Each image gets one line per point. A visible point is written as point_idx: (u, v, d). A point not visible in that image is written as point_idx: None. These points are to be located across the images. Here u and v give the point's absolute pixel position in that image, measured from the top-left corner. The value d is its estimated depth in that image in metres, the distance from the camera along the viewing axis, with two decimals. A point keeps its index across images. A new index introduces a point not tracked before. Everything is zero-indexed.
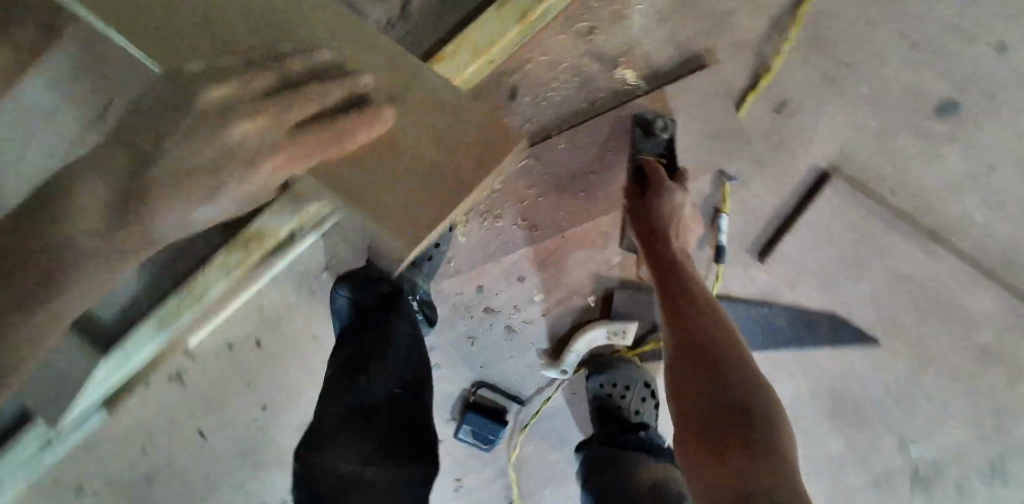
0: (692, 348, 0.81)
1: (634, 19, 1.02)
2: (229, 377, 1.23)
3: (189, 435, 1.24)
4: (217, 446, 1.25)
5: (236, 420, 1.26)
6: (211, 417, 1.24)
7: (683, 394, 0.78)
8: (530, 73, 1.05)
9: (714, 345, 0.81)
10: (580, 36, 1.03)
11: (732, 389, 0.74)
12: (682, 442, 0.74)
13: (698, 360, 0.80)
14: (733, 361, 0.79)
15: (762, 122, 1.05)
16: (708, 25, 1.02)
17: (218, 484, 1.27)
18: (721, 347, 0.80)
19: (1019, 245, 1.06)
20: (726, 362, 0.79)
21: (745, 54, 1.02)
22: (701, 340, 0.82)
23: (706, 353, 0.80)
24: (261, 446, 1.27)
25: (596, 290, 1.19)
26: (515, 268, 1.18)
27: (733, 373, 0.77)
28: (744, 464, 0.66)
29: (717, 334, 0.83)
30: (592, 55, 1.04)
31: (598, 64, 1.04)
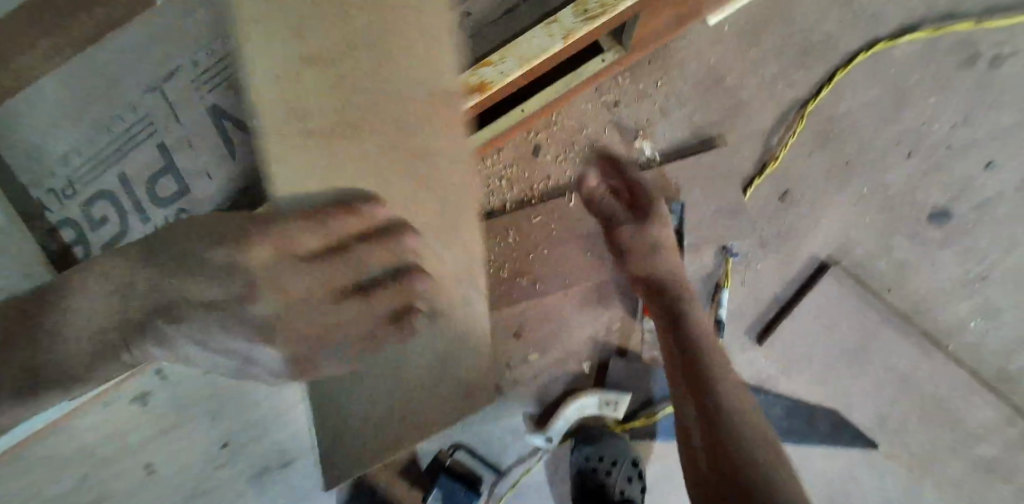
0: (692, 376, 0.93)
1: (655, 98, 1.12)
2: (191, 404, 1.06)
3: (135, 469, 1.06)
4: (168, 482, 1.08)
5: (191, 455, 1.08)
6: (163, 448, 1.07)
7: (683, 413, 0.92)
8: (555, 136, 1.14)
9: (712, 375, 0.93)
10: (604, 107, 1.13)
11: (726, 421, 0.87)
12: (692, 450, 0.88)
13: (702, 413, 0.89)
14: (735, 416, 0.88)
15: (766, 208, 1.11)
16: (721, 113, 1.12)
17: None
18: (715, 376, 0.93)
19: (1013, 358, 1.08)
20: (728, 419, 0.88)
21: (754, 143, 1.11)
22: (699, 369, 0.93)
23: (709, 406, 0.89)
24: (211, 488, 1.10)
25: (590, 353, 1.18)
26: (514, 322, 1.17)
27: (728, 405, 0.90)
28: (740, 496, 0.78)
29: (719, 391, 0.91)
30: (614, 126, 1.13)
31: (617, 135, 1.13)
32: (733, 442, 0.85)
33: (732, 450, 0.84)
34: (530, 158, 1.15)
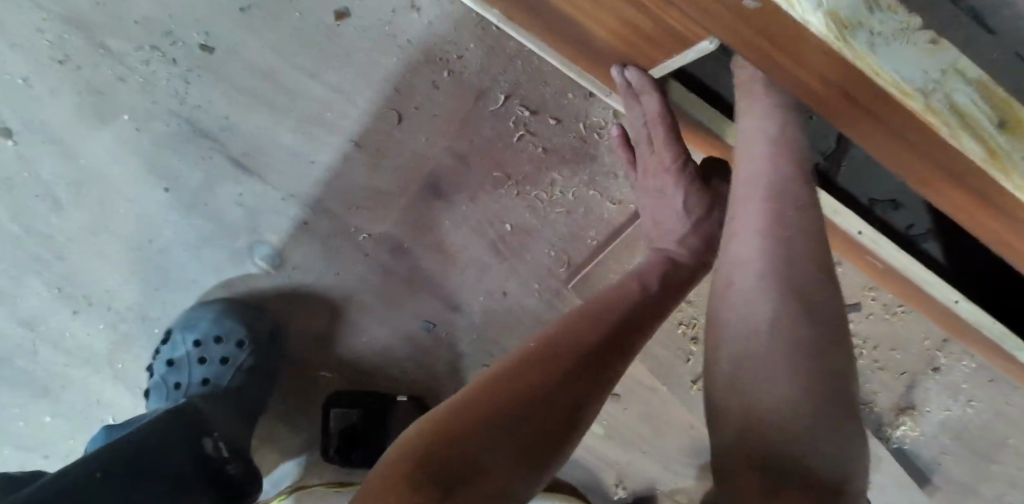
0: (769, 246, 0.47)
1: (957, 405, 0.87)
2: None
3: None
4: (128, 33, 0.73)
5: (202, 21, 0.73)
6: None
7: (778, 366, 0.44)
8: (877, 322, 0.85)
9: (801, 240, 0.47)
10: (929, 359, 0.86)
11: (782, 363, 0.44)
12: (738, 381, 0.46)
13: (820, 320, 0.45)
14: (785, 215, 0.48)
15: None
16: (960, 481, 0.90)
17: (86, 64, 0.73)
18: (803, 258, 0.46)
19: None
20: (750, 214, 0.48)
21: None
22: (776, 254, 0.46)
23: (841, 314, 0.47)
24: (110, 83, 0.74)
25: (636, 488, 0.87)
26: (625, 385, 0.84)
27: (784, 327, 0.45)
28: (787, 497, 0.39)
29: (813, 280, 0.46)
30: (910, 381, 0.87)
31: (900, 389, 0.87)
32: (842, 398, 0.44)
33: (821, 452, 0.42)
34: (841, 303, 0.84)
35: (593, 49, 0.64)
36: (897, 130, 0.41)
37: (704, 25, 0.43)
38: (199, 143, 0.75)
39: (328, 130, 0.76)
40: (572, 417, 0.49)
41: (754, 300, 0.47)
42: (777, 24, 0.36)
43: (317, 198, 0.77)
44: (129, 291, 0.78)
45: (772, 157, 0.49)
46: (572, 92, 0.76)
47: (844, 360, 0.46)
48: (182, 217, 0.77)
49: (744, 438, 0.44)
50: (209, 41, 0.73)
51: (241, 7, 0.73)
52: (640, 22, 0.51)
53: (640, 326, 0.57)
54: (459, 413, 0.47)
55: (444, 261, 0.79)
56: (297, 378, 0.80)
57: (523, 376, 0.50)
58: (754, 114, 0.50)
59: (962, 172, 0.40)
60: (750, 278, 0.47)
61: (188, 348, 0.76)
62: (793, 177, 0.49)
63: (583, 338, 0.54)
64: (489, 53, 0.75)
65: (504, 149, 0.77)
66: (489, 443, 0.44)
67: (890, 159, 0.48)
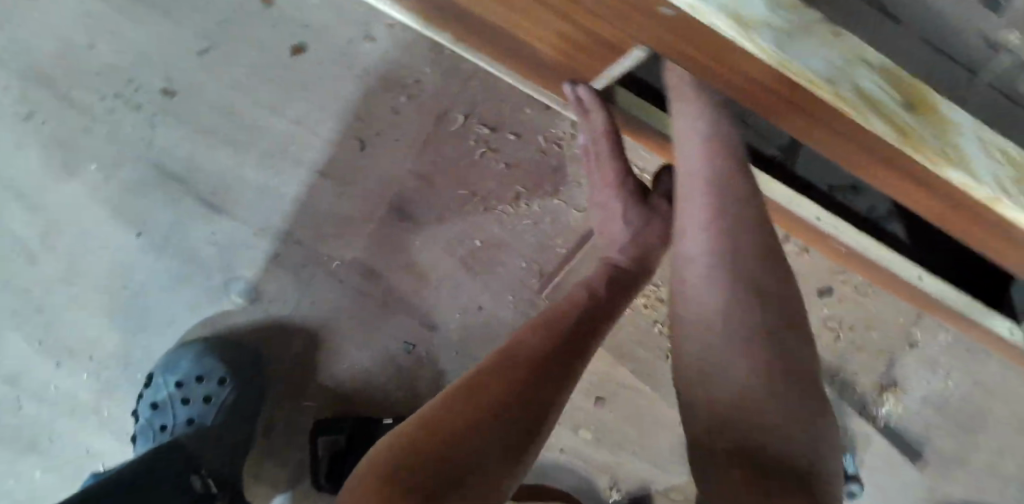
0: (715, 240, 0.48)
1: (936, 379, 0.89)
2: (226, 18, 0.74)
3: (74, 38, 0.73)
4: (89, 84, 0.74)
5: (160, 66, 0.74)
6: (139, 38, 0.74)
7: (730, 354, 0.45)
8: (850, 305, 0.86)
9: (746, 231, 0.48)
10: (904, 336, 0.87)
11: (735, 351, 0.45)
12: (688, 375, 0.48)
13: (772, 305, 0.47)
14: (727, 208, 0.49)
15: None
16: (949, 454, 0.90)
17: (50, 116, 0.74)
18: (750, 248, 0.48)
19: None
20: (695, 210, 0.49)
21: (931, 498, 0.91)
22: (722, 247, 0.48)
23: (793, 299, 0.48)
24: (75, 133, 0.75)
25: (629, 490, 0.87)
26: (608, 389, 0.84)
27: (737, 317, 0.46)
28: (747, 477, 0.41)
29: (761, 269, 0.47)
30: (889, 360, 0.88)
31: (880, 368, 0.88)
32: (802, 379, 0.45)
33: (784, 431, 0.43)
34: (811, 289, 0.85)
35: (542, 61, 0.66)
36: (821, 118, 0.43)
37: (632, 31, 0.45)
38: (167, 185, 0.76)
39: (293, 163, 0.77)
40: (536, 420, 0.52)
41: (706, 293, 0.47)
42: (692, 27, 0.38)
43: (287, 229, 0.78)
44: (110, 338, 0.79)
45: (709, 151, 0.51)
46: (528, 105, 0.78)
47: (799, 343, 0.47)
48: (156, 260, 0.78)
49: (706, 423, 0.45)
50: (169, 85, 0.75)
51: (199, 49, 0.74)
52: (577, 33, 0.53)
53: (596, 324, 0.59)
54: (424, 430, 0.49)
55: (418, 280, 0.80)
56: (279, 410, 0.80)
57: (489, 386, 0.52)
58: (690, 113, 0.52)
59: (887, 152, 0.42)
60: (700, 273, 0.48)
61: (170, 389, 0.76)
62: (729, 171, 0.50)
63: (542, 342, 0.56)
64: (445, 75, 0.77)
65: (467, 166, 0.78)
66: (453, 454, 0.47)
67: (827, 146, 0.49)
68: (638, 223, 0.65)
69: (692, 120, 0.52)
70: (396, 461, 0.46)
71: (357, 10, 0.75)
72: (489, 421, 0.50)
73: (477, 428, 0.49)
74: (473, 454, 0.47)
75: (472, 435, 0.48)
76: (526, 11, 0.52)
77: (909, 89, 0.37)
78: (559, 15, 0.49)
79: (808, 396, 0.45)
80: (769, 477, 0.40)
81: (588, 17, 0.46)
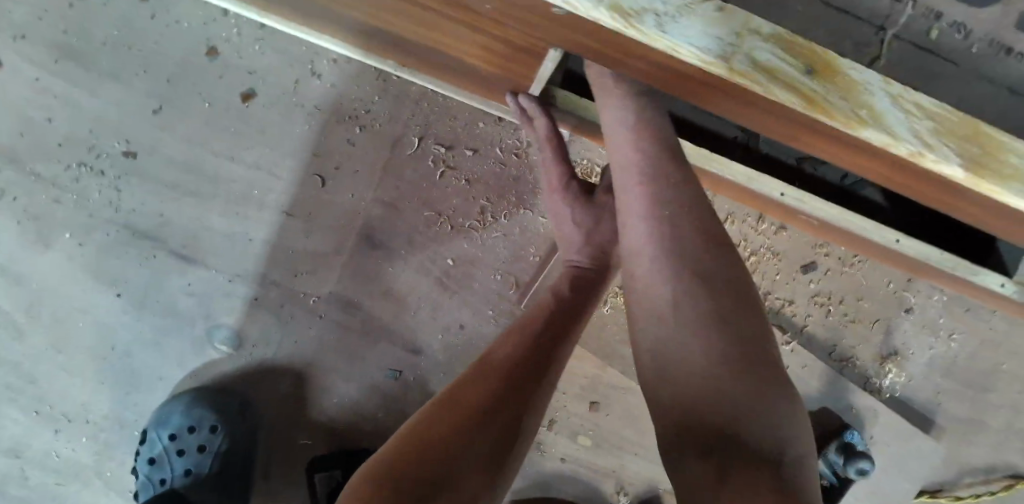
0: (656, 229, 0.47)
1: (939, 341, 0.86)
2: (178, 74, 0.76)
3: (35, 112, 0.75)
4: (54, 155, 0.76)
5: (120, 129, 0.76)
6: (96, 104, 0.76)
7: (692, 341, 0.43)
8: (836, 278, 0.84)
9: (685, 217, 0.47)
10: (898, 302, 0.85)
11: (695, 336, 0.43)
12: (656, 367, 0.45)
13: (722, 288, 0.45)
14: (662, 196, 0.48)
15: None
16: (962, 417, 0.87)
17: (20, 190, 0.76)
18: (691, 233, 0.46)
19: None
20: (630, 202, 0.49)
21: (950, 464, 0.88)
22: (664, 236, 0.47)
23: (746, 278, 0.46)
24: (45, 204, 0.77)
25: (637, 493, 0.85)
26: (601, 392, 0.83)
27: (688, 304, 0.44)
28: (726, 470, 0.38)
29: (705, 252, 0.46)
30: (885, 328, 0.85)
31: (877, 337, 0.85)
32: (763, 360, 0.43)
33: (756, 418, 0.40)
34: (794, 266, 0.83)
35: (482, 76, 0.67)
36: (733, 97, 0.43)
37: (541, 35, 0.45)
38: (140, 244, 0.78)
39: (258, 206, 0.78)
40: (513, 425, 0.50)
41: (653, 283, 0.46)
42: (582, 21, 0.38)
43: (261, 272, 0.79)
44: (103, 400, 0.80)
45: (637, 141, 0.51)
46: (482, 120, 0.78)
47: (757, 325, 0.44)
48: (138, 318, 0.79)
49: (679, 413, 0.43)
50: (130, 146, 0.76)
51: (155, 107, 0.76)
52: (498, 43, 0.53)
53: (565, 325, 0.59)
54: (402, 441, 0.47)
55: (396, 306, 0.80)
56: (271, 452, 0.81)
57: (461, 400, 0.50)
58: (616, 108, 0.52)
59: (804, 119, 0.41)
60: (643, 264, 0.47)
61: (164, 443, 0.78)
62: (661, 158, 0.50)
63: (511, 352, 0.55)
64: (395, 101, 0.78)
65: (428, 188, 0.79)
66: (432, 461, 0.44)
67: (754, 120, 0.49)
68: (598, 219, 0.65)
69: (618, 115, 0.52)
70: (368, 482, 0.43)
71: (300, 51, 0.76)
72: (468, 427, 0.48)
73: (458, 434, 0.47)
74: (457, 459, 0.45)
75: (452, 444, 0.46)
76: (446, 28, 0.53)
77: (806, 54, 0.37)
78: (476, 27, 0.50)
79: (774, 380, 0.42)
80: (745, 468, 0.38)
81: (498, 25, 0.47)
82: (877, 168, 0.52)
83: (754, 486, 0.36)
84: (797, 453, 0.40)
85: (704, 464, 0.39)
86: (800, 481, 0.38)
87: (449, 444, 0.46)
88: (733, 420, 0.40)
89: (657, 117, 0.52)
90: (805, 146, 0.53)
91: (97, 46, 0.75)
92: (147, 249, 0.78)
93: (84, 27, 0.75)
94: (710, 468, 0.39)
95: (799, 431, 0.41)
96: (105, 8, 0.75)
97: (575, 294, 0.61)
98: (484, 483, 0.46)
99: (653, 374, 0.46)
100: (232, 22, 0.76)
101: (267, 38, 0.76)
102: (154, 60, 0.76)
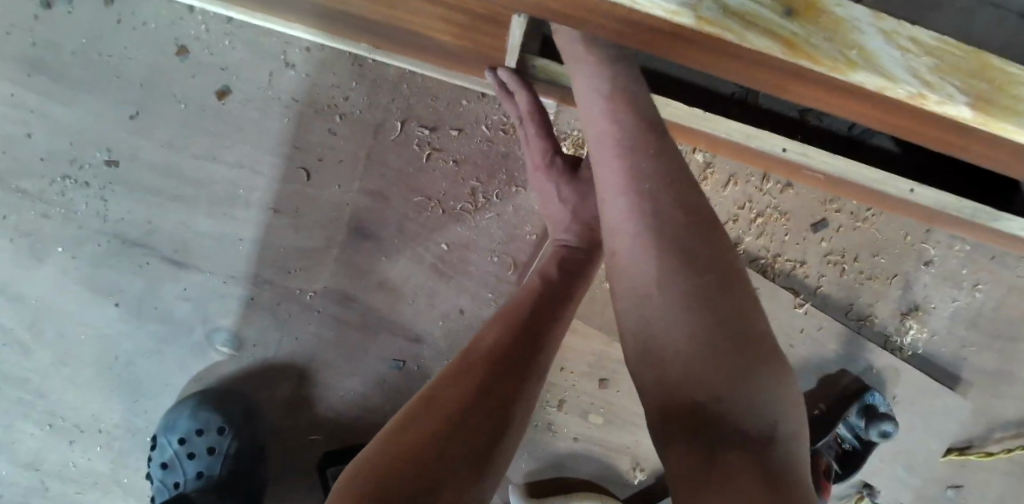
0: (634, 206, 0.45)
1: (962, 293, 0.82)
2: (151, 76, 0.74)
3: (12, 128, 0.74)
4: (36, 170, 0.75)
5: (99, 137, 0.75)
6: (73, 114, 0.74)
7: (677, 324, 0.42)
8: (849, 235, 0.80)
9: (663, 191, 0.45)
10: (916, 255, 0.81)
11: (677, 318, 0.42)
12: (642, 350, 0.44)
13: (704, 264, 0.43)
14: (638, 170, 0.46)
15: (939, 490, 0.86)
16: (991, 369, 0.84)
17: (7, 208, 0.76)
18: (670, 208, 0.45)
19: None
20: (607, 178, 0.47)
21: (980, 419, 0.84)
22: (642, 213, 0.45)
23: (728, 252, 0.45)
24: (33, 220, 0.76)
25: (653, 468, 0.84)
26: (609, 369, 0.81)
27: (669, 284, 0.43)
28: (721, 463, 0.38)
29: (686, 227, 0.44)
30: (904, 283, 0.81)
31: (895, 293, 0.82)
32: (751, 338, 0.42)
33: (747, 406, 0.40)
34: (804, 225, 0.80)
35: (456, 52, 0.64)
36: (710, 48, 0.39)
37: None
38: (131, 253, 0.77)
39: (244, 205, 0.77)
40: (505, 416, 0.49)
41: (634, 263, 0.45)
42: None
43: (253, 272, 0.78)
44: (112, 410, 0.80)
45: (612, 112, 0.48)
46: (464, 98, 0.75)
47: (742, 300, 0.43)
48: (137, 327, 0.79)
49: (671, 399, 0.42)
50: (111, 154, 0.75)
51: (132, 112, 0.75)
52: (462, 14, 0.50)
53: (553, 310, 0.58)
54: (394, 438, 0.45)
55: (393, 297, 0.79)
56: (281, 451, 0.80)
57: (448, 393, 0.49)
58: (588, 80, 0.49)
59: (788, 66, 0.38)
60: (623, 244, 0.46)
61: (174, 447, 0.78)
62: (636, 129, 0.47)
63: (497, 339, 0.54)
64: (373, 86, 0.75)
65: (415, 173, 0.76)
66: (427, 458, 0.43)
67: (737, 72, 0.46)
68: (587, 192, 0.62)
69: (591, 86, 0.49)
70: (361, 482, 0.42)
71: (273, 42, 0.74)
72: (461, 421, 0.47)
73: (452, 429, 0.46)
74: (451, 455, 0.44)
75: (446, 440, 0.45)
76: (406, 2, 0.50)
77: None
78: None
79: (761, 358, 0.41)
80: (740, 460, 0.38)
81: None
82: (878, 115, 0.49)
83: (742, 479, 0.36)
84: (788, 437, 0.40)
85: (698, 456, 0.39)
86: (793, 468, 0.38)
87: (443, 438, 0.45)
88: (724, 408, 0.40)
89: (631, 86, 0.50)
90: (799, 98, 0.50)
91: (66, 54, 0.74)
92: (139, 257, 0.77)
93: (52, 37, 0.73)
94: (702, 459, 0.39)
95: (789, 412, 0.41)
96: (69, 15, 0.73)
97: (563, 278, 0.60)
98: (479, 475, 0.45)
99: (639, 357, 0.44)
100: (199, 18, 0.73)
101: (237, 31, 0.74)
102: (126, 64, 0.74)
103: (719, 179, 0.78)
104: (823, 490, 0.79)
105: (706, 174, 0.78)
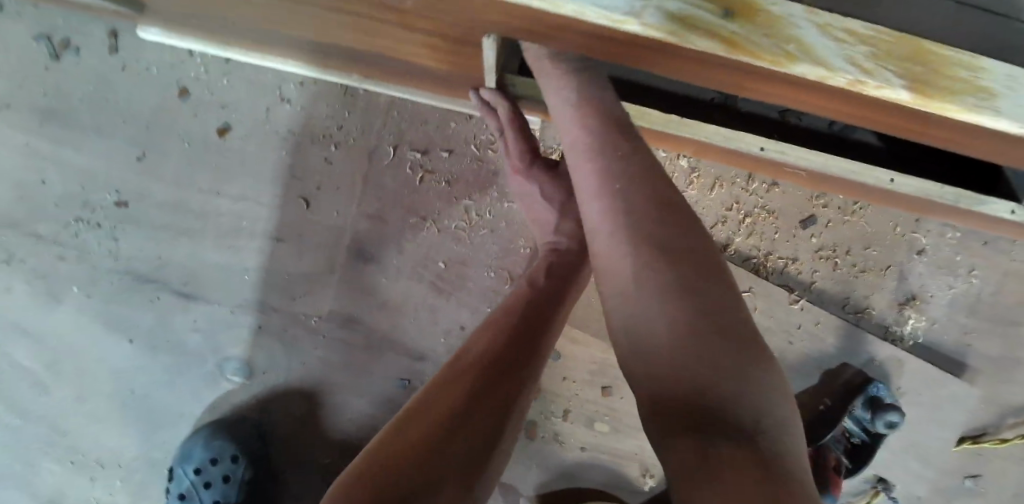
0: (611, 207, 0.47)
1: (958, 280, 0.82)
2: (155, 119, 0.78)
3: (28, 177, 0.78)
4: (51, 215, 0.79)
5: (109, 180, 0.79)
6: (84, 159, 0.78)
7: (658, 317, 0.43)
8: (840, 229, 0.81)
9: (638, 191, 0.47)
10: (908, 244, 0.82)
11: (659, 310, 0.44)
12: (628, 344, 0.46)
13: (680, 259, 0.45)
14: (612, 173, 0.48)
15: (954, 479, 0.85)
16: (995, 354, 0.83)
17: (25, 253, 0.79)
18: (645, 207, 0.47)
19: None
20: (583, 184, 0.49)
21: (989, 405, 0.84)
22: (618, 214, 0.47)
23: (705, 246, 0.46)
24: (48, 263, 0.80)
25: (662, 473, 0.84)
26: (612, 375, 0.82)
27: (649, 280, 0.44)
28: (710, 447, 0.39)
29: (662, 225, 0.46)
30: (899, 273, 0.82)
31: (891, 284, 0.82)
32: (730, 325, 0.43)
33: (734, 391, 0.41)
34: (793, 223, 0.81)
35: (440, 75, 0.67)
36: (665, 53, 0.42)
37: (469, 21, 0.45)
38: (142, 288, 0.80)
39: (248, 236, 0.80)
40: (498, 418, 0.50)
41: (614, 262, 0.46)
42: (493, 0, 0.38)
43: (260, 299, 0.80)
44: (130, 443, 0.83)
45: (585, 121, 0.51)
46: (453, 121, 0.78)
47: (720, 290, 0.44)
48: (152, 360, 0.81)
49: (658, 389, 0.43)
50: (121, 195, 0.79)
51: (139, 154, 0.79)
52: (438, 38, 0.53)
53: (543, 314, 0.59)
54: (389, 440, 0.47)
55: (395, 316, 0.81)
56: (296, 473, 0.82)
57: (443, 396, 0.50)
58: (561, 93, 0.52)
59: (738, 64, 0.40)
60: (603, 244, 0.48)
61: (190, 478, 0.80)
62: (608, 135, 0.49)
63: (489, 344, 0.56)
64: (365, 115, 0.78)
65: (410, 194, 0.79)
66: (421, 459, 0.45)
67: (699, 75, 0.48)
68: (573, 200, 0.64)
69: (564, 99, 0.52)
70: (358, 484, 0.43)
71: (268, 78, 0.78)
72: (454, 423, 0.48)
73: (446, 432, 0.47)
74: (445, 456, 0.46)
75: (440, 442, 0.46)
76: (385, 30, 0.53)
77: None
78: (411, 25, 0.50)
79: (742, 343, 0.43)
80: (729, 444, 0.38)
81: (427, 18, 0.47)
82: (840, 106, 0.51)
83: (736, 465, 0.37)
84: (775, 419, 0.41)
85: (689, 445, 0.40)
86: (781, 450, 0.39)
87: (437, 440, 0.47)
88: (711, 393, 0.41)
89: (603, 95, 0.52)
90: (763, 95, 0.52)
91: (76, 104, 0.78)
92: (150, 292, 0.80)
93: (62, 89, 0.78)
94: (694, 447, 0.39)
95: (774, 394, 0.42)
96: (77, 67, 0.77)
97: (553, 284, 0.62)
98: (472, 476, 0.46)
99: (627, 352, 0.46)
100: (198, 61, 0.77)
101: (234, 71, 0.78)
102: (131, 108, 0.78)
103: (705, 183, 0.80)
104: (831, 486, 0.79)
105: (693, 178, 0.80)
